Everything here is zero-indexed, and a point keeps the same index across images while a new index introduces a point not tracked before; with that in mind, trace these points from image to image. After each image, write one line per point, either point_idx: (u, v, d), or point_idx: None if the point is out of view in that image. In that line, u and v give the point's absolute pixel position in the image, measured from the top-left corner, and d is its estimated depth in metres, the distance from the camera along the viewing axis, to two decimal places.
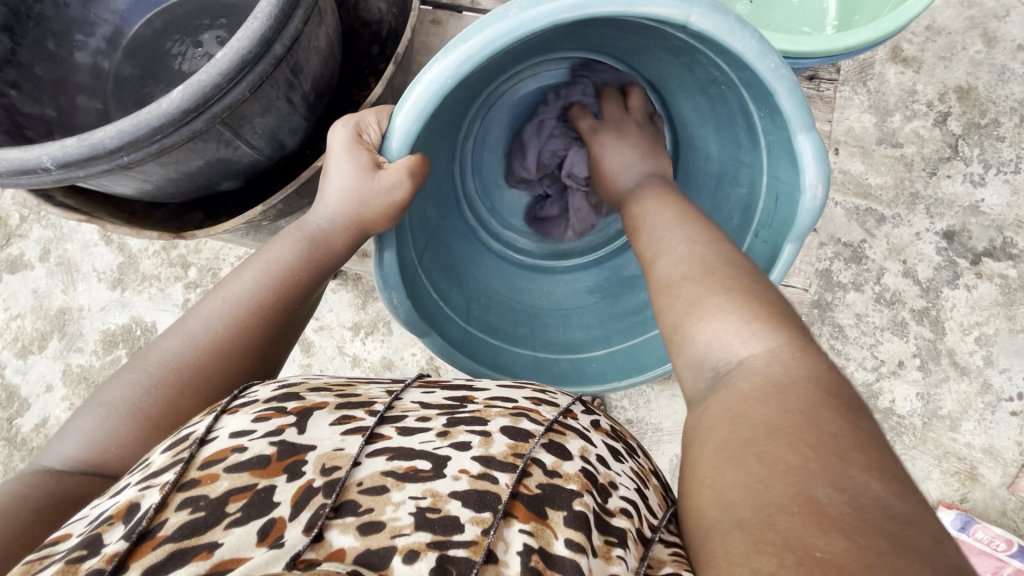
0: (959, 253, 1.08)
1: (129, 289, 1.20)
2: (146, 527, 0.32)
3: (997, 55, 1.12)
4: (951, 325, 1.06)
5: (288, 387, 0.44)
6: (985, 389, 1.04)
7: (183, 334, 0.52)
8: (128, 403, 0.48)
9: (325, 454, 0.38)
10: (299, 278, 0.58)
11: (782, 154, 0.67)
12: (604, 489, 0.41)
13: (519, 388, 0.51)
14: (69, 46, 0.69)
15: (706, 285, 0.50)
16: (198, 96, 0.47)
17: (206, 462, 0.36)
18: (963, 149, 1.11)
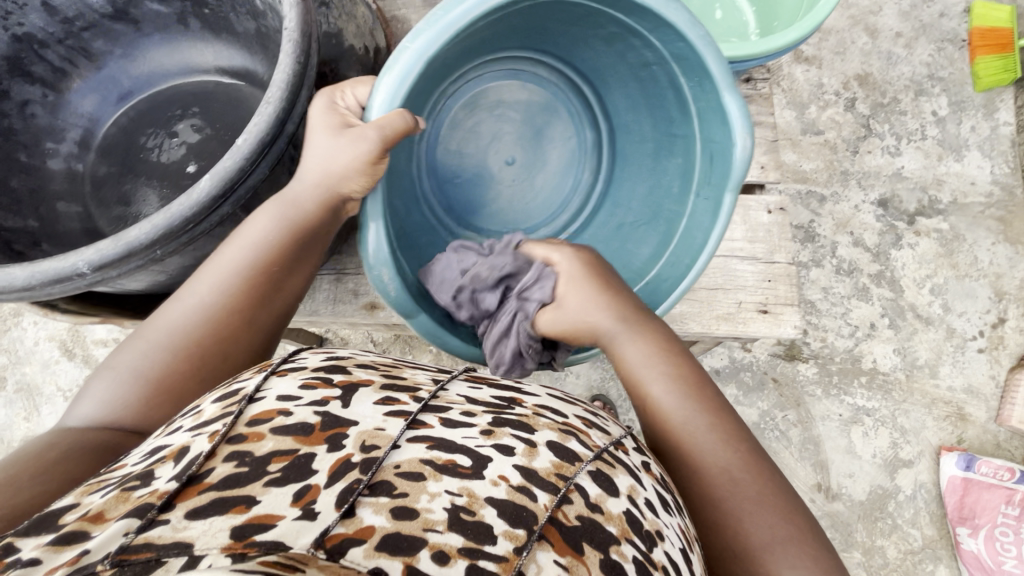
0: (896, 217, 1.18)
1: None
2: (195, 472, 0.32)
3: (881, 44, 1.28)
4: (906, 281, 1.15)
5: (335, 361, 0.45)
6: (951, 333, 1.12)
7: (177, 306, 0.49)
8: (133, 367, 0.46)
9: (366, 432, 0.38)
10: (287, 245, 0.53)
11: (711, 115, 0.71)
12: (649, 537, 0.39)
13: (569, 405, 0.50)
14: (41, 155, 0.68)
15: (769, 513, 0.46)
16: (226, 181, 0.48)
17: (254, 419, 0.36)
18: (875, 127, 1.24)
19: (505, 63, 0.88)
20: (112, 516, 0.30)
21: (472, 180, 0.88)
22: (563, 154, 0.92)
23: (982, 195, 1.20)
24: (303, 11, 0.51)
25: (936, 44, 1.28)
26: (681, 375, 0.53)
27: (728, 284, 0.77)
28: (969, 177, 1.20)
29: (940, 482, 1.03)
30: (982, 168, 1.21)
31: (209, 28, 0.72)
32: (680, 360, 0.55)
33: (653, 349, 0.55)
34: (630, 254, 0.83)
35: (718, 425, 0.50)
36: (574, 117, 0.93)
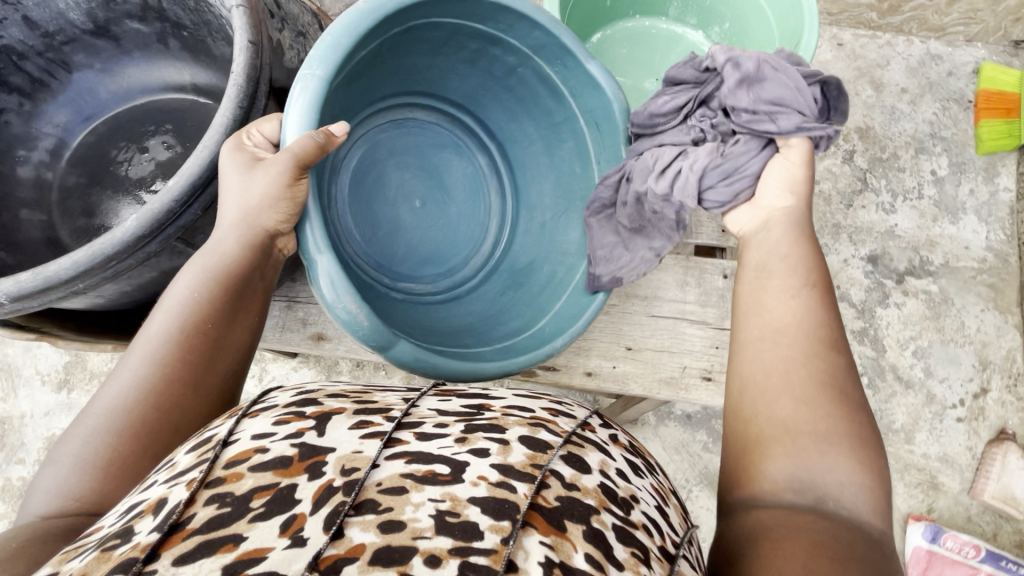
0: (884, 275, 1.17)
1: (76, 390, 1.15)
2: (176, 519, 0.33)
3: (886, 98, 1.27)
4: (889, 341, 1.13)
5: (306, 394, 0.46)
6: (930, 399, 1.10)
7: (110, 381, 0.46)
8: (76, 454, 0.43)
9: (345, 456, 0.39)
10: (220, 296, 0.50)
11: (587, 89, 0.74)
12: (625, 503, 0.42)
13: (535, 399, 0.52)
14: (12, 162, 0.71)
15: (834, 419, 0.44)
16: (154, 222, 0.50)
17: (231, 460, 0.37)
18: (871, 182, 1.22)
19: (380, 114, 0.83)
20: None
21: (391, 234, 0.83)
22: (465, 185, 0.88)
23: (975, 260, 1.18)
24: (252, 56, 0.53)
25: (942, 103, 1.27)
26: (810, 274, 0.52)
27: (673, 347, 0.75)
28: (964, 241, 1.19)
29: (904, 552, 1.01)
30: (978, 233, 1.19)
31: (186, 49, 0.74)
32: (810, 265, 0.53)
33: (784, 248, 0.55)
34: (562, 243, 0.82)
35: (828, 327, 0.49)
36: (464, 146, 0.89)
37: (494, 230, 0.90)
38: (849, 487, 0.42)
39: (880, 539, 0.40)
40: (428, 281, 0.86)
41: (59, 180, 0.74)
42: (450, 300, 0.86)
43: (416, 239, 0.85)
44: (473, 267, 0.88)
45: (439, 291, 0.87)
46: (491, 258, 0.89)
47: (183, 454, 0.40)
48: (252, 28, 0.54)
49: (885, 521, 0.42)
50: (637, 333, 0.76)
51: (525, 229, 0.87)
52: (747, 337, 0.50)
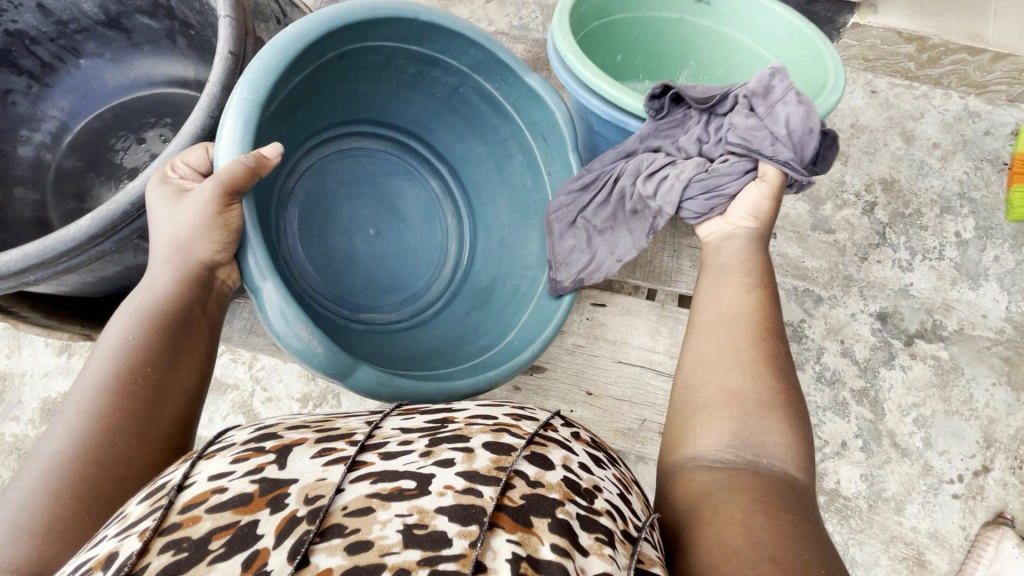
0: (893, 334, 1.12)
1: (75, 356, 1.18)
2: (130, 570, 0.34)
3: (916, 152, 1.22)
4: (890, 406, 1.08)
5: (264, 429, 0.49)
6: (926, 471, 1.05)
7: (46, 436, 0.50)
8: (7, 519, 0.46)
9: (308, 485, 0.41)
10: (154, 339, 0.57)
11: (528, 100, 0.90)
12: (588, 493, 0.44)
13: (497, 406, 0.54)
14: (16, 142, 0.95)
15: (774, 393, 0.53)
16: (109, 220, 0.63)
17: (187, 504, 0.39)
18: (890, 237, 1.18)
19: (332, 144, 0.97)
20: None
21: (346, 265, 0.96)
22: (417, 208, 1.04)
23: (991, 331, 1.12)
24: (230, 66, 0.68)
25: (974, 162, 1.21)
26: (762, 278, 0.63)
27: (635, 397, 0.89)
28: (982, 309, 1.13)
29: None
30: (997, 302, 1.14)
31: (190, 47, 0.96)
32: (762, 269, 0.65)
33: (747, 252, 0.67)
34: (523, 255, 0.97)
35: (770, 315, 0.60)
36: (415, 171, 1.05)
37: (452, 250, 1.06)
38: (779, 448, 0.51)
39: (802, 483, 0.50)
40: (394, 305, 1.00)
41: (55, 163, 0.98)
42: (417, 321, 1.00)
43: (376, 265, 0.99)
44: (433, 287, 1.03)
45: (404, 313, 1.01)
46: (451, 277, 1.05)
47: (134, 506, 0.41)
48: (234, 41, 0.68)
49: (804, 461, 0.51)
50: (599, 379, 0.89)
51: (482, 249, 1.03)
52: (705, 321, 0.61)
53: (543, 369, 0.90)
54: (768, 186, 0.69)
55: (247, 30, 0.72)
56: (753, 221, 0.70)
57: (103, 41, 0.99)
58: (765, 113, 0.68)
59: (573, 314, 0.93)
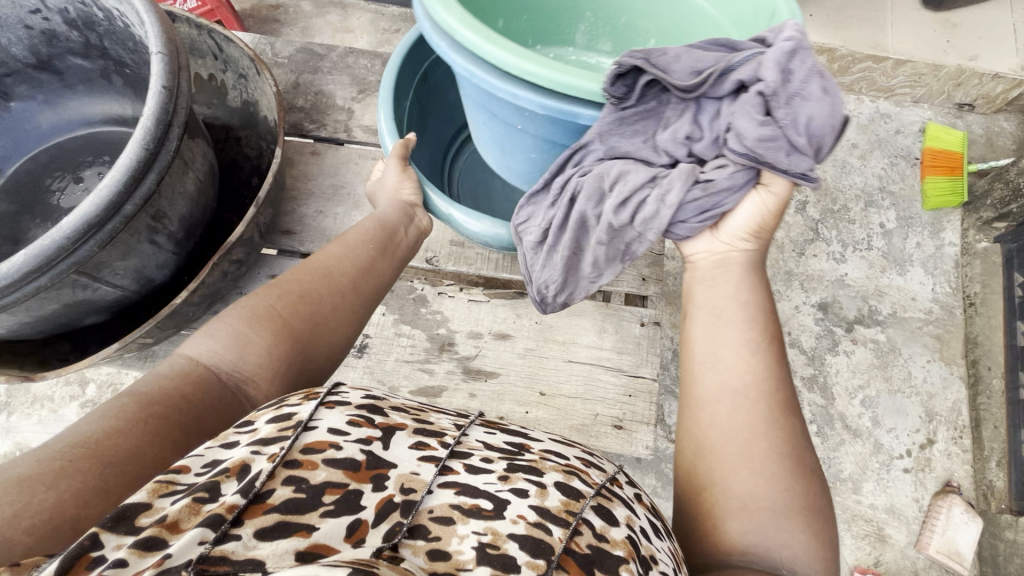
0: (834, 322, 1.19)
1: (16, 414, 1.12)
2: (259, 490, 0.38)
3: (837, 152, 1.33)
4: (838, 389, 1.14)
5: (374, 399, 0.50)
6: (878, 449, 1.11)
7: (301, 267, 0.70)
8: (267, 306, 0.64)
9: (404, 475, 0.44)
10: (371, 244, 0.78)
11: None
12: (646, 563, 0.45)
13: (568, 446, 0.56)
14: None
15: (789, 490, 0.56)
16: (43, 256, 0.62)
17: (307, 447, 0.42)
18: (822, 232, 1.26)
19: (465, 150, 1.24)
20: (186, 527, 0.35)
21: None
22: None
23: (921, 311, 1.21)
24: (163, 98, 0.68)
25: (890, 159, 1.32)
26: (765, 331, 0.66)
27: (587, 394, 0.91)
28: (911, 292, 1.22)
29: None
30: (924, 285, 1.23)
31: (127, 84, 0.97)
32: (770, 317, 0.67)
33: (743, 292, 0.69)
34: None
35: (771, 382, 0.62)
36: None
37: None
38: (792, 535, 0.54)
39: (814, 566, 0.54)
40: None
41: None
42: None
43: None
44: None
45: None
46: None
47: (263, 424, 0.45)
48: (166, 76, 0.69)
49: (822, 540, 0.55)
50: (551, 379, 0.92)
51: None
52: (706, 397, 0.63)
53: (497, 375, 0.92)
54: (774, 198, 0.66)
55: (180, 66, 0.73)
56: (752, 240, 0.71)
57: (36, 83, 0.98)
58: (783, 116, 0.57)
59: (524, 319, 0.96)
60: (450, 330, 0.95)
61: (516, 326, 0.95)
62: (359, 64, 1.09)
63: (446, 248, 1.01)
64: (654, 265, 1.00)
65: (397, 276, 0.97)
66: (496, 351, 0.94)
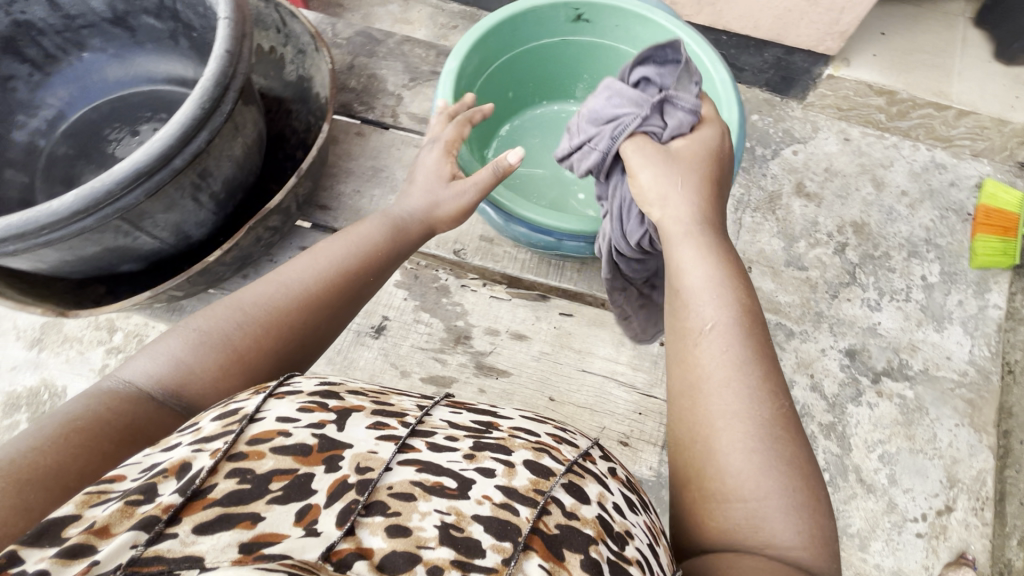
0: (860, 371, 1.15)
1: (47, 350, 1.19)
2: (199, 487, 0.40)
3: (885, 198, 1.29)
4: (856, 441, 1.10)
5: (329, 386, 0.53)
6: (891, 508, 1.07)
7: (279, 283, 0.67)
8: (223, 333, 0.62)
9: (360, 455, 0.46)
10: (367, 258, 0.73)
11: (623, 28, 0.96)
12: (620, 539, 0.48)
13: (542, 422, 0.58)
14: (11, 125, 1.01)
15: (771, 461, 0.55)
16: (91, 198, 0.65)
17: (254, 438, 0.44)
18: (860, 276, 1.22)
19: None
20: (117, 531, 0.37)
21: None
22: None
23: (955, 372, 1.16)
24: (225, 62, 0.71)
25: (940, 211, 1.27)
26: (735, 304, 0.63)
27: (597, 407, 0.90)
28: (946, 351, 1.17)
29: None
30: (961, 345, 1.18)
31: (190, 48, 1.02)
32: (743, 288, 0.65)
33: (707, 255, 0.67)
34: None
35: (746, 360, 0.59)
36: None
37: None
38: (782, 514, 0.53)
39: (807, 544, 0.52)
40: None
41: (47, 149, 1.03)
42: None
43: None
44: None
45: None
46: None
47: (206, 422, 0.48)
48: (229, 41, 0.72)
49: (814, 509, 0.54)
50: (563, 386, 0.91)
51: None
52: (678, 393, 0.62)
53: (509, 374, 0.92)
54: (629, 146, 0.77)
55: (245, 34, 0.75)
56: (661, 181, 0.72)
57: (108, 37, 1.04)
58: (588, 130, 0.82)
59: (543, 322, 0.95)
60: (468, 323, 0.95)
61: (534, 328, 0.95)
62: (414, 52, 1.11)
63: (475, 242, 1.01)
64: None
65: (423, 264, 0.98)
66: (511, 350, 0.94)
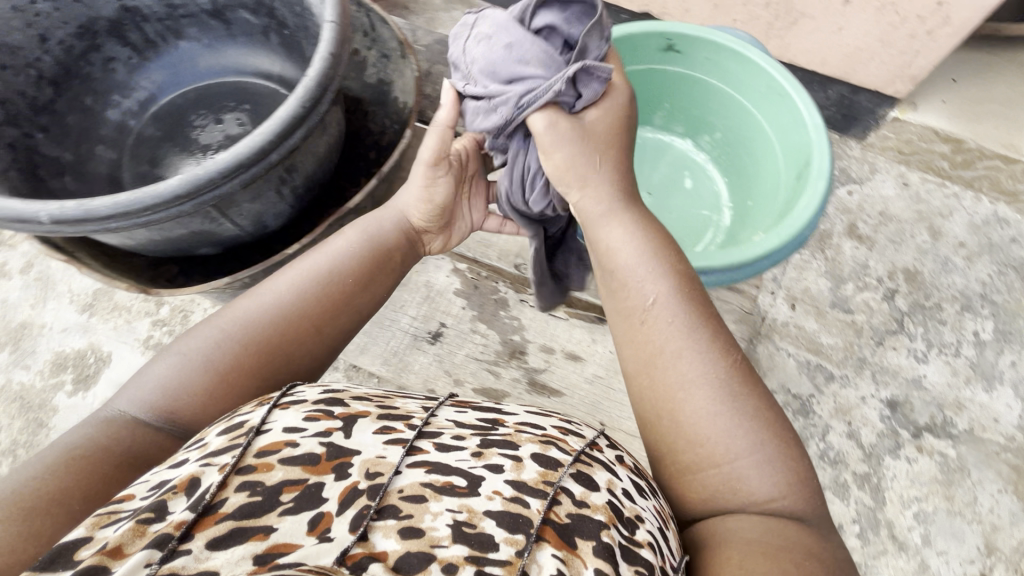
0: (901, 424, 1.12)
1: (97, 316, 1.23)
2: (210, 502, 0.43)
3: (941, 248, 1.25)
4: (891, 495, 1.07)
5: (333, 394, 0.56)
6: (923, 570, 1.03)
7: (255, 300, 0.69)
8: (204, 356, 0.64)
9: (369, 461, 0.49)
10: (353, 271, 0.75)
11: (715, 62, 0.96)
12: (632, 523, 0.51)
13: (546, 416, 0.62)
14: (105, 103, 1.05)
15: (739, 420, 0.60)
16: (193, 184, 0.68)
17: (262, 450, 0.47)
18: (907, 325, 1.19)
19: None
20: (130, 551, 0.39)
21: None
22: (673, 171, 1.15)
23: (1001, 436, 1.11)
24: (329, 64, 0.73)
25: (999, 267, 1.23)
26: (680, 281, 0.68)
27: None
28: (993, 413, 1.13)
29: None
30: (1010, 408, 1.13)
31: (280, 43, 1.04)
32: (670, 258, 0.71)
33: (636, 229, 0.73)
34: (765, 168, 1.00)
35: (693, 336, 0.64)
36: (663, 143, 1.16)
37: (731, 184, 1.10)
38: (759, 469, 0.59)
39: (786, 491, 0.59)
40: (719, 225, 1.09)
41: (137, 129, 1.08)
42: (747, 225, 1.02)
43: None
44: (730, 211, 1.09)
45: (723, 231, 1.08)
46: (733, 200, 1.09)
47: (213, 438, 0.50)
48: (335, 44, 0.74)
49: (789, 457, 0.60)
50: (614, 412, 0.94)
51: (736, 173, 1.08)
52: (637, 371, 0.67)
53: (560, 394, 0.95)
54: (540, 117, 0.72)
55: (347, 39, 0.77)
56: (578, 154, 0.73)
57: (205, 28, 1.07)
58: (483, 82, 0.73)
59: (599, 345, 0.98)
60: (523, 338, 0.99)
61: (589, 350, 0.98)
62: None
63: None
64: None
65: (483, 275, 1.01)
66: (563, 370, 0.97)
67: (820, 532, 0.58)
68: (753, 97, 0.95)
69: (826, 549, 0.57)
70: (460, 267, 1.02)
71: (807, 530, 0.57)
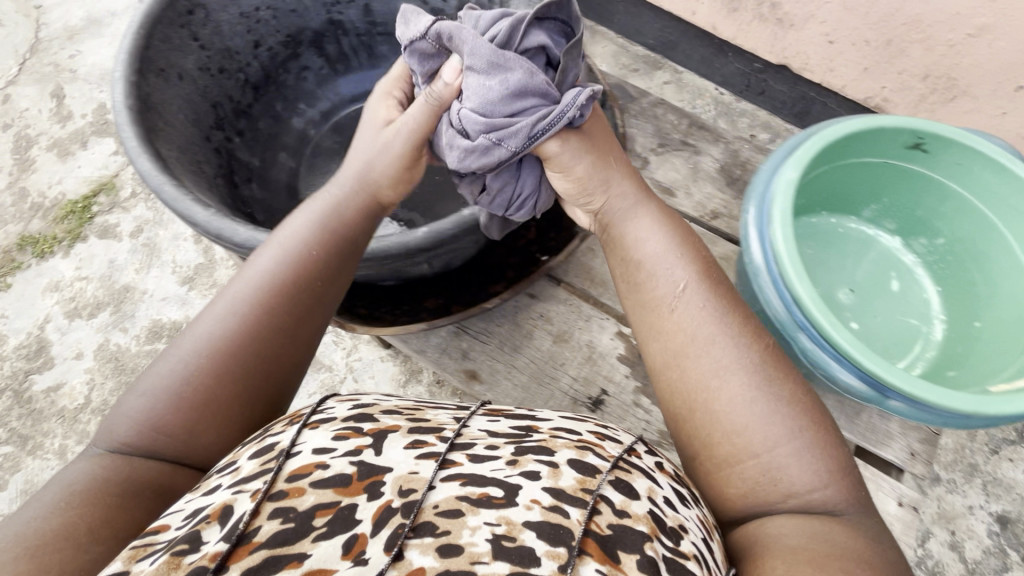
0: (1011, 543, 1.03)
1: (195, 290, 1.25)
2: (244, 531, 0.42)
3: None
4: None
5: (361, 409, 0.55)
6: None
7: (219, 306, 0.60)
8: (170, 375, 0.57)
9: (401, 477, 0.47)
10: (316, 250, 0.64)
11: (968, 167, 0.87)
12: (674, 534, 0.47)
13: (581, 421, 0.58)
14: (293, 111, 1.11)
15: (773, 414, 0.55)
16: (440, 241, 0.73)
17: (292, 475, 0.46)
18: None
19: None
20: None
21: None
22: None
23: None
24: None
25: None
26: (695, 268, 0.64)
27: None
28: None
29: None
30: None
31: None
32: (696, 246, 0.67)
33: (662, 224, 0.68)
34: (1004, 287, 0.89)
35: (711, 334, 0.60)
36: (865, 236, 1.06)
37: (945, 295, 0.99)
38: (795, 462, 0.54)
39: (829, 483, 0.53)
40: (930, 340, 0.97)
41: (315, 139, 1.13)
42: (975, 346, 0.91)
43: None
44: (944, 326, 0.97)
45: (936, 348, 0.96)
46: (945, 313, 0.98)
47: (245, 461, 0.49)
48: None
49: (830, 447, 0.54)
50: None
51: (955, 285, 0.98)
52: (660, 368, 0.62)
53: None
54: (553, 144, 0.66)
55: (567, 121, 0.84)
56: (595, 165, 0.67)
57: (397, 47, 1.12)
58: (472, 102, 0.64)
59: None
60: None
61: None
62: (667, 118, 1.04)
63: None
64: (929, 443, 0.89)
65: None
66: None
67: (872, 528, 0.51)
68: (1009, 211, 0.86)
69: (879, 544, 0.50)
70: (627, 330, 0.90)
71: (862, 523, 0.51)
